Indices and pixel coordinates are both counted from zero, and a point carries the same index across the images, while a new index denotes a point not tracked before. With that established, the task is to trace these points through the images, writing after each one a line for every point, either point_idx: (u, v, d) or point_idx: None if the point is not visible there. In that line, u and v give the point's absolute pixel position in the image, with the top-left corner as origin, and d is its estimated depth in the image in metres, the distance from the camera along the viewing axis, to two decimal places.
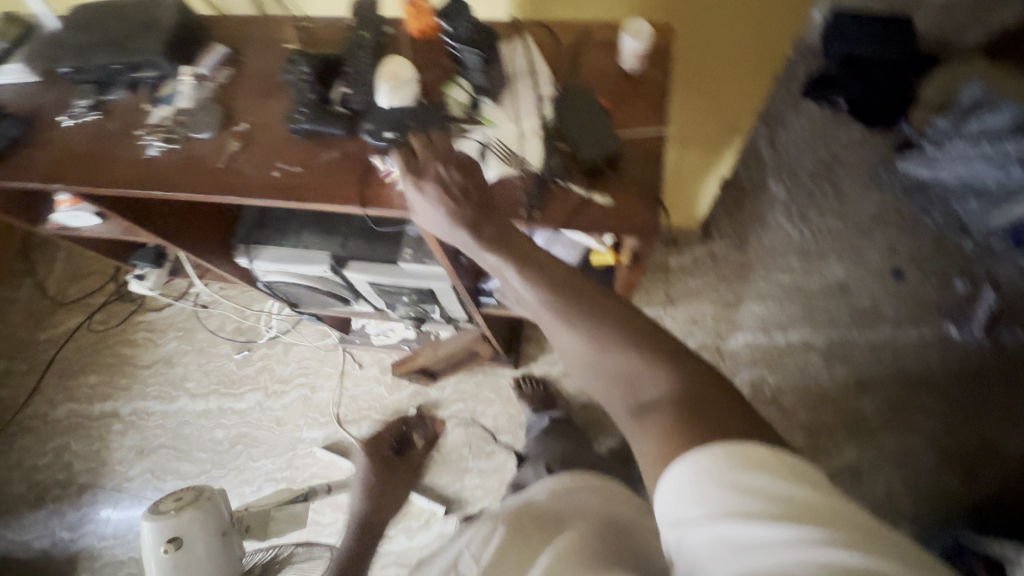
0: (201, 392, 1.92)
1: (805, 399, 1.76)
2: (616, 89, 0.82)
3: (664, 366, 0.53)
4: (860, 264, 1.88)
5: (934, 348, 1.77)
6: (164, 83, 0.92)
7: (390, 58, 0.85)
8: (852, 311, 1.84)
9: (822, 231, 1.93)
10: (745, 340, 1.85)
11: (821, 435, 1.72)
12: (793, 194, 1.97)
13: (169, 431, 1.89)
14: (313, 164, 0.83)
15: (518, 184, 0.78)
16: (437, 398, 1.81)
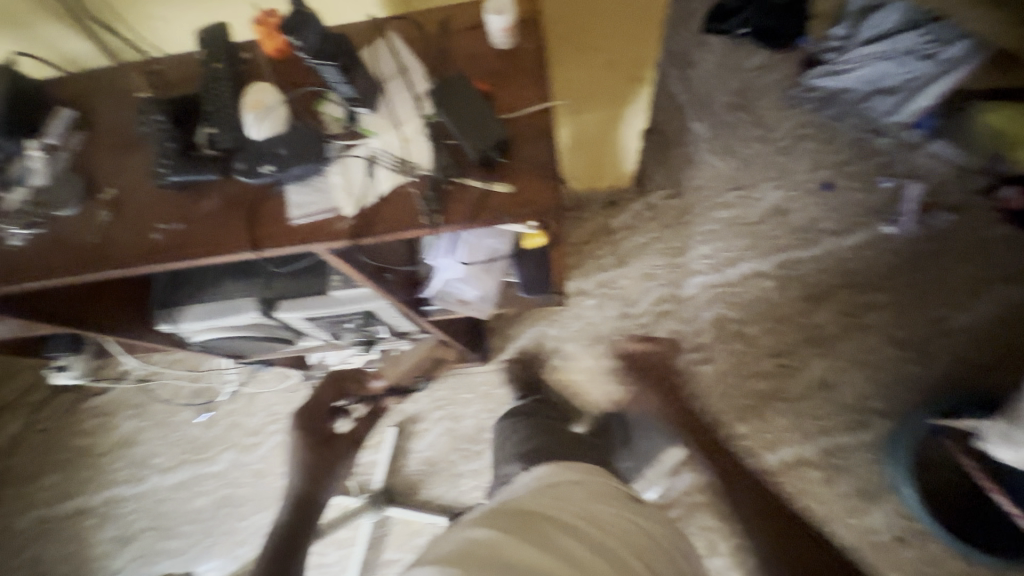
0: (171, 465, 1.83)
1: (766, 324, 1.74)
2: (492, 71, 0.78)
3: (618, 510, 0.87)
4: (790, 183, 1.84)
5: (872, 248, 1.75)
6: (10, 163, 0.82)
7: (252, 85, 0.79)
8: (792, 231, 1.79)
9: (749, 159, 1.87)
10: (701, 282, 1.79)
11: (788, 354, 1.71)
12: (715, 130, 1.91)
13: (147, 512, 1.80)
14: (195, 217, 0.77)
15: (413, 191, 0.74)
16: (415, 412, 1.77)
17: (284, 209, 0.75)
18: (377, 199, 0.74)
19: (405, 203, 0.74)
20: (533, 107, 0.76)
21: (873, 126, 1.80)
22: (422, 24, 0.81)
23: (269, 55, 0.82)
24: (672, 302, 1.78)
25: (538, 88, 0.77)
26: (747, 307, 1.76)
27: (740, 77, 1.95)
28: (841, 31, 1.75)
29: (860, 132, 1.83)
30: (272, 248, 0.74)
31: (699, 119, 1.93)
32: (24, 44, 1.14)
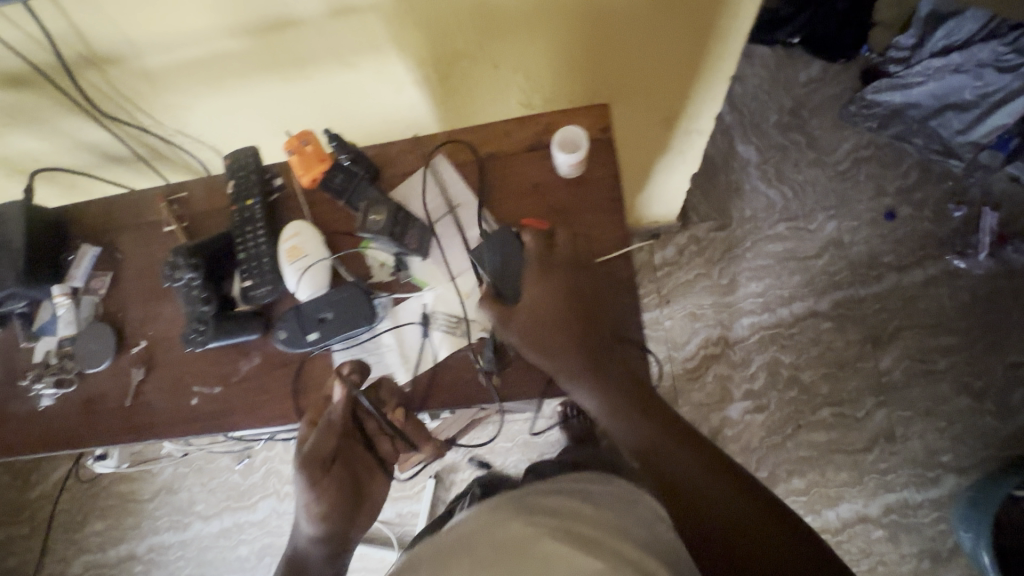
0: (213, 512, 1.59)
1: (824, 367, 1.35)
2: (557, 204, 0.68)
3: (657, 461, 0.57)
4: (849, 212, 1.42)
5: (939, 284, 1.35)
6: (39, 308, 0.77)
7: (289, 226, 0.70)
8: (852, 264, 1.39)
9: (802, 185, 1.45)
10: (751, 323, 1.40)
11: (848, 410, 1.32)
12: (765, 152, 1.49)
13: (192, 560, 1.58)
14: (234, 380, 0.69)
15: (475, 356, 0.65)
16: (453, 461, 1.51)
17: (328, 373, 0.67)
18: (431, 364, 0.66)
19: (466, 370, 0.65)
20: (605, 254, 0.66)
21: (942, 148, 1.37)
22: (475, 145, 0.71)
23: (303, 186, 0.73)
24: (719, 346, 1.39)
25: (610, 229, 0.68)
26: (804, 351, 1.36)
27: (792, 95, 1.51)
28: (905, 41, 1.32)
29: (927, 153, 1.40)
30: None
31: (748, 140, 1.50)
32: (39, 135, 1.06)
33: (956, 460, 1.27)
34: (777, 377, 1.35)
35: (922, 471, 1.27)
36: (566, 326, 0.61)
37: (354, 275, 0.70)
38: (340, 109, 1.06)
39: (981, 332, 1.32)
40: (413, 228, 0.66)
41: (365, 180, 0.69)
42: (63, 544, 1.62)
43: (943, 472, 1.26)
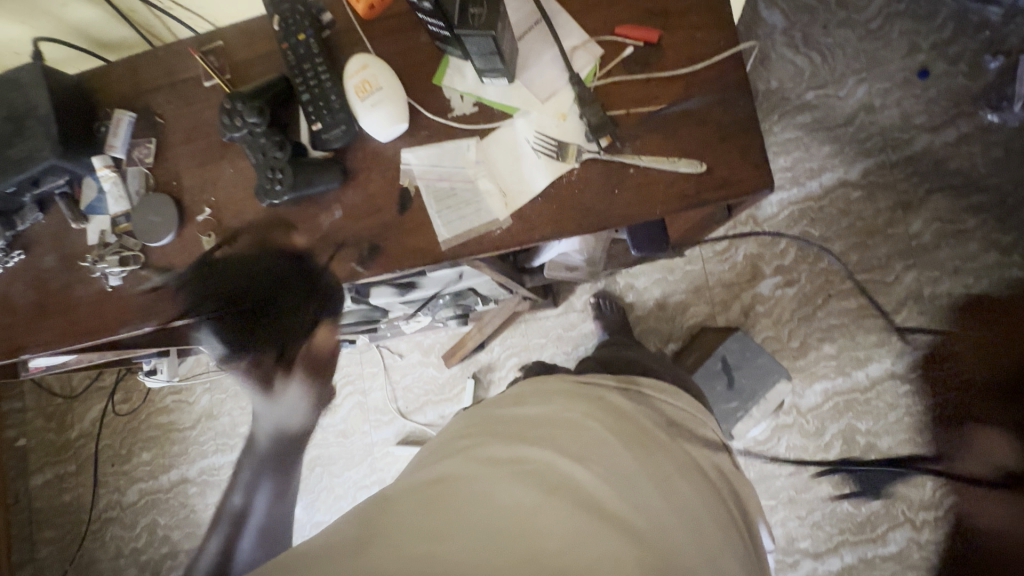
0: None
1: (857, 236, 1.14)
2: (653, 8, 0.61)
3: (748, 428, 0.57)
4: (880, 72, 1.14)
5: (976, 145, 1.11)
6: (82, 188, 0.71)
7: (354, 60, 0.62)
8: (883, 132, 1.14)
9: (832, 48, 1.16)
10: (780, 198, 1.17)
11: (881, 292, 1.12)
12: (794, 10, 1.17)
13: None
14: (318, 236, 0.65)
15: (581, 182, 0.60)
16: (487, 362, 1.31)
17: (422, 216, 0.63)
18: (534, 195, 0.61)
19: (581, 201, 0.60)
20: (712, 62, 0.59)
21: None
22: None
23: (360, 14, 0.64)
24: (747, 225, 1.17)
25: (713, 33, 0.60)
26: (833, 223, 1.15)
27: None
28: None
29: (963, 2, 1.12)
30: (415, 264, 0.63)
31: (773, 3, 1.17)
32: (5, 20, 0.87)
33: (981, 312, 1.09)
34: (807, 251, 1.15)
35: (947, 326, 1.10)
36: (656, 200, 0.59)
37: (436, 112, 0.63)
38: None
39: (1013, 189, 1.09)
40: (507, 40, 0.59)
41: None
42: (114, 476, 1.53)
43: (969, 325, 1.09)
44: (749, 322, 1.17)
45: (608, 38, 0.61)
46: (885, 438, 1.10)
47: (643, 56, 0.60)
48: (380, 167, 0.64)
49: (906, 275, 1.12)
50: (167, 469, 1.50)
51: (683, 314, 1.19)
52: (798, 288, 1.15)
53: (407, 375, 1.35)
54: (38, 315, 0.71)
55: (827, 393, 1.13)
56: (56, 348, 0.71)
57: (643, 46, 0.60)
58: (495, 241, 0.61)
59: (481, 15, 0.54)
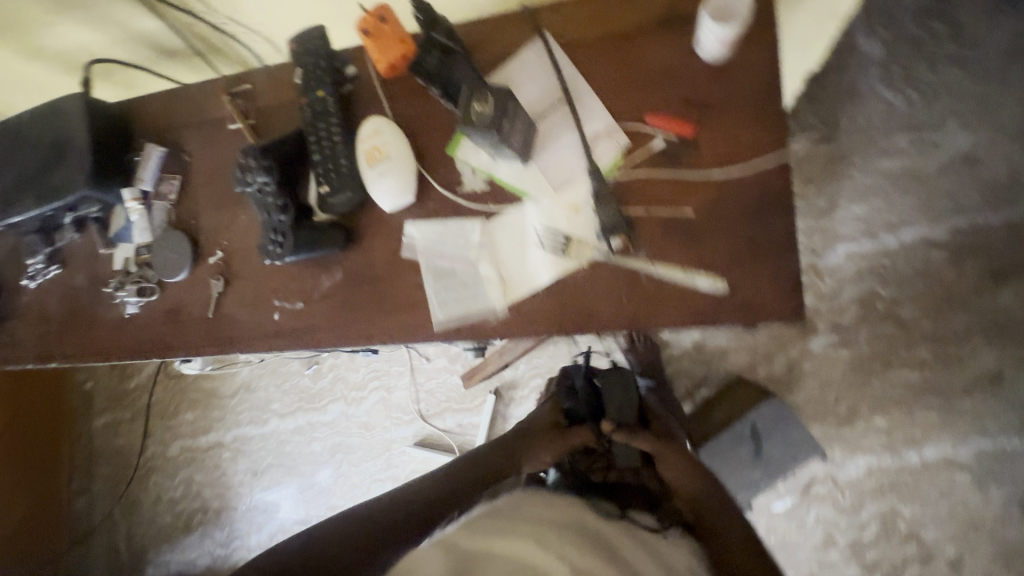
0: (289, 410, 1.48)
1: (938, 305, 0.95)
2: (689, 94, 0.54)
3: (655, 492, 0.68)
4: (998, 115, 0.94)
5: None
6: (114, 214, 0.74)
7: (368, 123, 0.61)
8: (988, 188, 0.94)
9: (942, 82, 0.95)
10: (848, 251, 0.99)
11: (958, 371, 0.94)
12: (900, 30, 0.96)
13: (273, 449, 1.49)
14: (316, 296, 0.64)
15: (586, 278, 0.55)
16: (512, 378, 1.31)
17: (417, 292, 0.61)
18: (535, 287, 0.57)
19: (581, 304, 0.56)
20: (753, 167, 0.53)
21: None
22: (598, 19, 0.57)
23: (382, 72, 0.62)
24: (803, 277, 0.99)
25: (755, 128, 0.53)
26: (907, 284, 0.96)
27: None
28: None
29: None
30: (405, 339, 0.61)
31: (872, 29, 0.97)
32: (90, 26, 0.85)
33: None
34: (869, 310, 0.98)
35: None
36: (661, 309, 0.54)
37: (444, 185, 0.60)
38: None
39: None
40: (521, 125, 0.55)
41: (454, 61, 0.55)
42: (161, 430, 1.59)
43: None
44: (792, 377, 1.01)
45: (634, 125, 0.55)
46: (931, 528, 0.96)
47: (672, 150, 0.54)
48: (383, 234, 0.62)
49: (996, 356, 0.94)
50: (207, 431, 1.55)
51: (720, 360, 1.04)
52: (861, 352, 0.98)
53: (432, 380, 1.40)
54: (68, 328, 0.76)
55: (870, 470, 0.98)
56: (80, 361, 0.75)
57: (674, 139, 0.54)
58: (488, 330, 0.58)
59: (485, 114, 0.50)
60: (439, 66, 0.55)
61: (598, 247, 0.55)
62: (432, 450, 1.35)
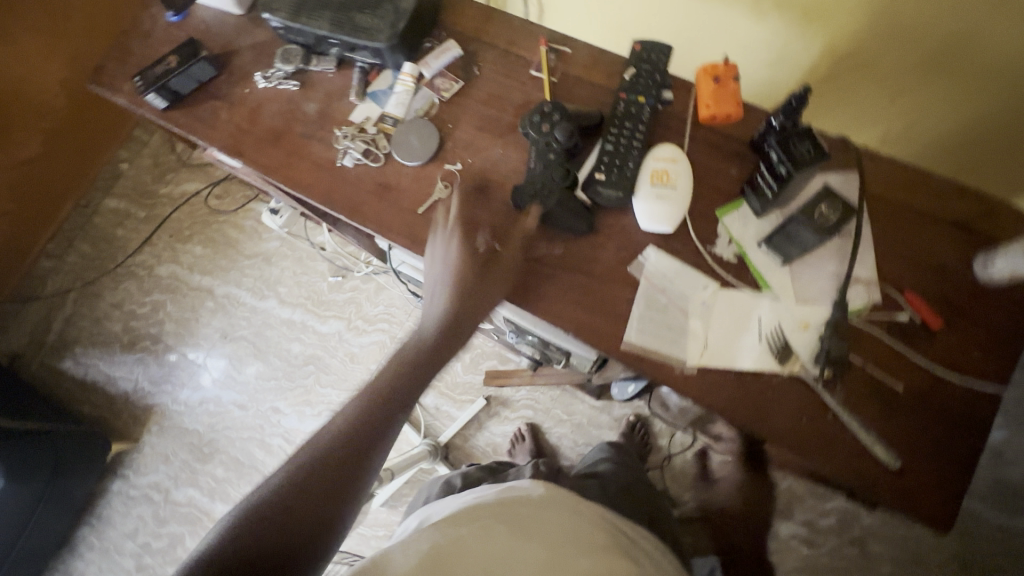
0: (291, 301, 1.45)
1: None
2: (952, 295, 0.60)
3: (806, 416, 0.58)
4: None
5: None
6: (378, 74, 0.77)
7: (666, 148, 0.65)
8: None
9: None
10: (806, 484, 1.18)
11: None
12: None
13: (255, 325, 1.45)
14: (527, 255, 0.66)
15: (781, 388, 0.59)
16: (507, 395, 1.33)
17: (622, 307, 0.63)
18: (732, 367, 0.60)
19: (764, 405, 0.58)
20: (976, 387, 0.57)
21: None
22: (903, 188, 0.63)
23: (700, 117, 0.67)
24: None
25: (991, 356, 0.58)
26: None
27: None
28: None
29: None
30: (589, 340, 0.63)
31: None
32: None
33: None
34: None
35: None
36: (831, 450, 0.57)
37: (699, 236, 0.64)
38: (676, 47, 0.94)
39: None
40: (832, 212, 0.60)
41: (806, 145, 0.61)
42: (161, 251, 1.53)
43: None
44: None
45: (892, 293, 0.60)
46: None
47: (913, 328, 0.59)
48: (621, 241, 0.65)
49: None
50: (203, 270, 1.50)
51: None
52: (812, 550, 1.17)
53: None
54: (270, 139, 0.76)
55: None
56: (261, 172, 0.75)
57: (921, 323, 0.59)
58: (670, 377, 0.60)
59: (828, 215, 0.59)
60: (805, 150, 0.60)
61: (809, 370, 0.58)
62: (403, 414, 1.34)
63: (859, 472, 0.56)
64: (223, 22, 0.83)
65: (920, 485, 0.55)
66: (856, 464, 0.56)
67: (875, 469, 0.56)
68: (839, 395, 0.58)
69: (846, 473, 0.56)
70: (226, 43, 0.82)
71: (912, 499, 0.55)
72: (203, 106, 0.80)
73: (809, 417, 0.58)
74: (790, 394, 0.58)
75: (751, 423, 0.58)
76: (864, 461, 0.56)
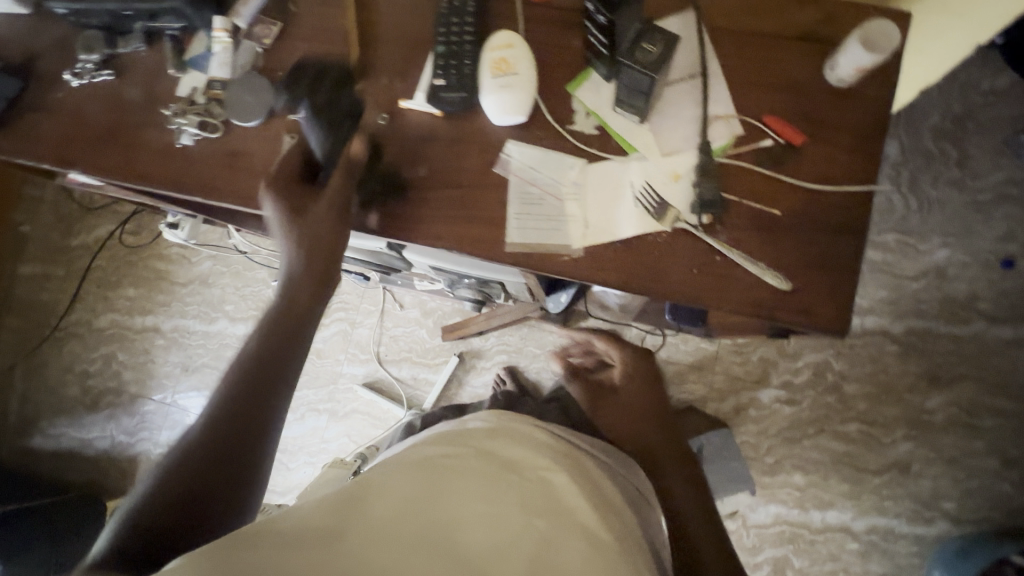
0: (241, 317, 1.29)
1: (872, 388, 1.06)
2: (811, 106, 0.59)
3: (696, 264, 0.58)
4: (970, 247, 1.06)
5: None
6: (192, 39, 0.71)
7: (500, 35, 0.61)
8: (944, 313, 1.05)
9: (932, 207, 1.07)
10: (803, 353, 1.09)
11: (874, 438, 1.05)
12: (911, 154, 1.08)
13: (213, 349, 1.29)
14: (393, 185, 0.63)
15: (667, 244, 0.58)
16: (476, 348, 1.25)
17: (499, 209, 0.61)
18: (615, 237, 0.59)
19: (654, 264, 0.58)
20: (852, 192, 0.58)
21: None
22: (742, 14, 0.61)
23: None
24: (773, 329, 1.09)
25: (854, 160, 0.58)
26: (855, 364, 1.07)
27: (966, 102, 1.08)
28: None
29: None
30: (475, 252, 0.61)
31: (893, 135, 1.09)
32: None
33: (959, 509, 1.02)
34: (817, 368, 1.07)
35: (919, 507, 1.03)
36: (726, 288, 0.57)
37: (555, 117, 0.62)
38: None
39: None
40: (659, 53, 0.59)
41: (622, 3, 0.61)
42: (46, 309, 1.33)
43: (939, 515, 1.03)
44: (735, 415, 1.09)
45: (752, 121, 0.59)
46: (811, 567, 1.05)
47: (778, 150, 0.59)
48: (480, 144, 0.62)
49: (899, 445, 1.05)
50: (107, 307, 1.32)
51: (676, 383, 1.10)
52: (793, 409, 1.08)
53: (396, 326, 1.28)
54: (102, 139, 0.70)
55: (777, 517, 1.07)
56: (102, 176, 0.70)
57: (786, 145, 0.59)
58: (560, 265, 0.59)
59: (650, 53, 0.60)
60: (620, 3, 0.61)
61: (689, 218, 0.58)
62: (381, 395, 1.25)
63: (756, 301, 0.57)
64: (14, 27, 0.75)
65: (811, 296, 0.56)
66: (751, 295, 0.57)
67: (770, 293, 0.57)
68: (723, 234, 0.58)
69: (745, 305, 0.57)
70: (22, 49, 0.74)
71: (806, 312, 0.56)
72: (19, 124, 0.72)
73: (699, 263, 0.57)
74: (677, 246, 0.58)
75: (647, 286, 0.58)
76: (757, 290, 0.57)
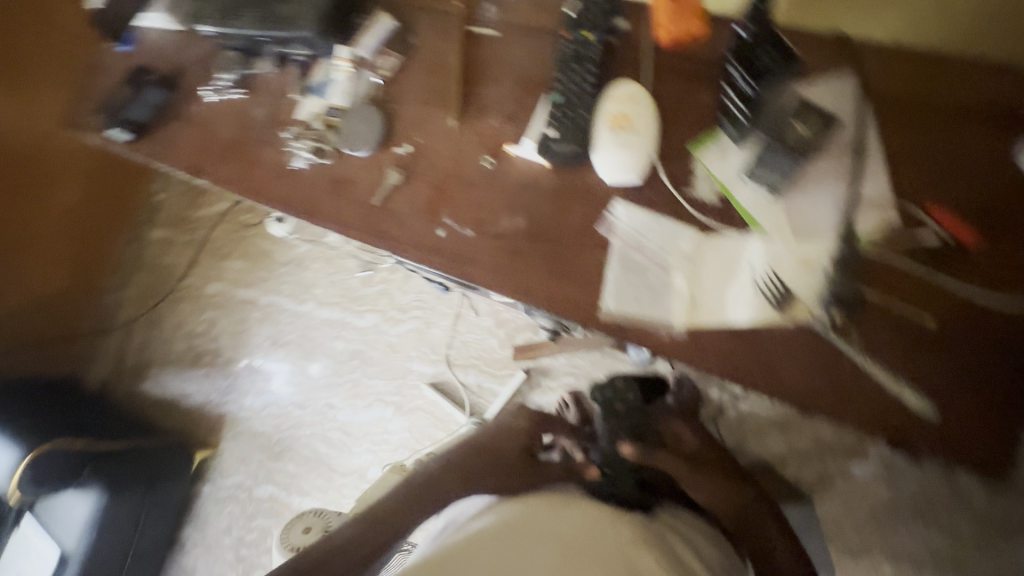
0: (326, 302, 1.36)
1: None
2: (986, 194, 0.51)
3: (820, 366, 0.50)
4: None
5: None
6: (316, 64, 0.73)
7: (622, 86, 0.57)
8: None
9: None
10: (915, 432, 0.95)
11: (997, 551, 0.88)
12: None
13: (298, 326, 1.36)
14: (489, 231, 0.61)
15: (786, 338, 0.51)
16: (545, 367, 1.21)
17: (597, 272, 0.57)
18: (725, 324, 0.52)
19: (768, 359, 0.51)
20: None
21: None
22: (913, 83, 0.54)
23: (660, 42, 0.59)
24: None
25: None
26: None
27: None
28: None
29: None
30: (566, 314, 0.57)
31: None
32: None
33: None
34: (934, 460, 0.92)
35: None
36: (853, 399, 0.49)
37: (672, 178, 0.56)
38: None
39: None
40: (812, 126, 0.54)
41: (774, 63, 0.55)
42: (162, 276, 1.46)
43: None
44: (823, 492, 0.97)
45: (910, 207, 0.51)
46: None
47: (939, 244, 0.50)
48: (585, 199, 0.58)
49: None
50: (211, 281, 1.44)
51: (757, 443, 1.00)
52: (893, 494, 0.94)
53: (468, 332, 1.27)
54: (225, 154, 0.74)
55: None
56: (222, 189, 0.73)
57: (952, 240, 0.50)
58: (658, 343, 0.54)
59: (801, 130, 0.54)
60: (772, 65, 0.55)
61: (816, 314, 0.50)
62: (445, 397, 1.25)
63: (889, 422, 0.48)
64: (166, 42, 0.81)
65: (964, 425, 0.47)
66: (885, 412, 0.48)
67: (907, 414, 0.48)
68: (857, 337, 0.50)
69: (875, 423, 0.48)
70: (171, 63, 0.81)
71: (954, 445, 0.47)
72: (157, 131, 0.78)
73: (823, 366, 0.50)
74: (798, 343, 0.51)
75: (755, 382, 0.51)
76: (893, 408, 0.48)
